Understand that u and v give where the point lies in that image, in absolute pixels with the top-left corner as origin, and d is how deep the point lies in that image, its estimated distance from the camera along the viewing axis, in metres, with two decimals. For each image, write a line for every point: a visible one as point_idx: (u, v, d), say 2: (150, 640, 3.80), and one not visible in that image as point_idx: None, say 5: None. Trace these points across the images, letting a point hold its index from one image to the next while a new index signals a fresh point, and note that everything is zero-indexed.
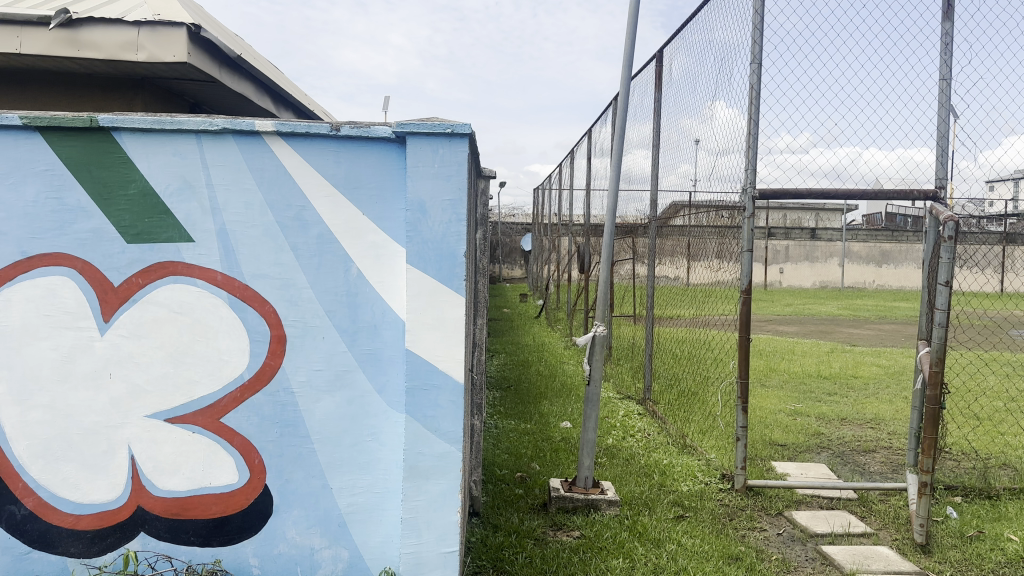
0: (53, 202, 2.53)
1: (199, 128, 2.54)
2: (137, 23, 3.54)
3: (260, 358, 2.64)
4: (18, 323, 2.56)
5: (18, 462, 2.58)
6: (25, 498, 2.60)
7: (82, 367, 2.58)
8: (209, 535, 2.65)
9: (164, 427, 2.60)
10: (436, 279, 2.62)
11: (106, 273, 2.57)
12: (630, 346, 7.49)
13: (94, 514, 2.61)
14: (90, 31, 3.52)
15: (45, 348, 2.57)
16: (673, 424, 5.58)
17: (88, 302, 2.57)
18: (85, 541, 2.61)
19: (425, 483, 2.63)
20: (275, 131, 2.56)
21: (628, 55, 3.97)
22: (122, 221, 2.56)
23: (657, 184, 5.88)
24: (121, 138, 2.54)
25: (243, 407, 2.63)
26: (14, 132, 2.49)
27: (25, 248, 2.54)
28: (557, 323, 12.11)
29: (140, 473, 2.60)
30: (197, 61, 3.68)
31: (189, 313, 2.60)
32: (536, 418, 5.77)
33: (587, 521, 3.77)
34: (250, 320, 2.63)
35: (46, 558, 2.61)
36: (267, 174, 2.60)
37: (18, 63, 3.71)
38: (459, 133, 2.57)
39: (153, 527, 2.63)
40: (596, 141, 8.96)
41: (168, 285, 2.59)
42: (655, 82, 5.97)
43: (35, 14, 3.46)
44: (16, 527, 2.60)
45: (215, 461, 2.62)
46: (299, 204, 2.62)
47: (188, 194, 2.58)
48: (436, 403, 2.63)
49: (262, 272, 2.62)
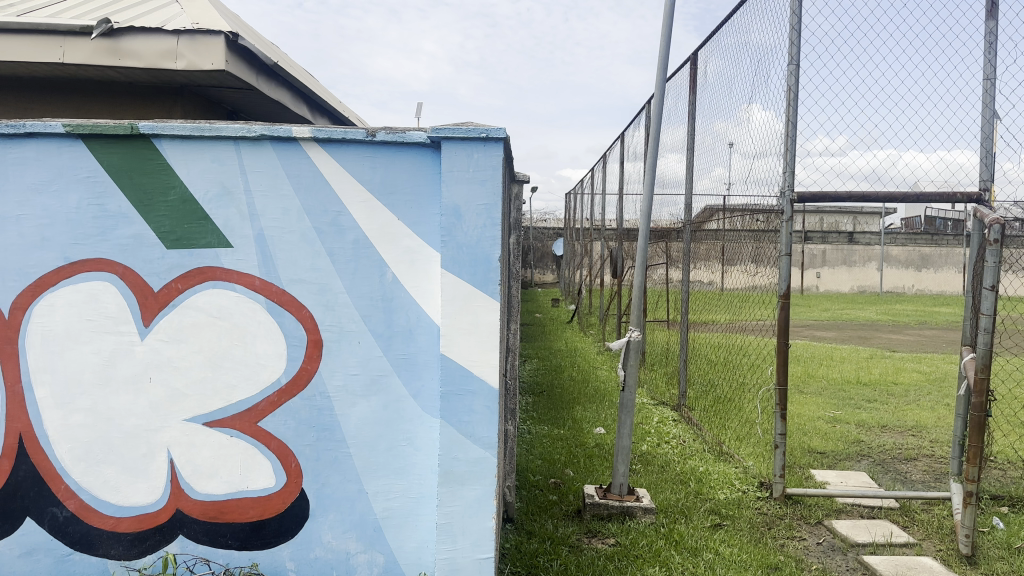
0: (95, 208, 2.58)
1: (238, 134, 2.56)
2: (176, 32, 3.59)
3: (296, 362, 2.65)
4: (61, 328, 2.60)
5: (60, 464, 2.62)
6: (67, 500, 2.64)
7: (122, 371, 2.61)
8: (246, 538, 2.66)
9: (202, 430, 2.62)
10: (471, 284, 2.61)
11: (146, 278, 2.60)
12: (664, 351, 7.42)
13: (133, 516, 2.64)
14: (130, 40, 3.58)
15: (87, 352, 2.61)
16: (709, 431, 5.50)
17: (129, 307, 2.60)
18: (125, 543, 2.64)
19: (460, 489, 2.62)
20: (312, 137, 2.58)
21: (662, 58, 3.94)
22: (162, 227, 2.60)
23: (692, 188, 5.82)
24: (161, 145, 2.57)
25: (280, 412, 2.65)
26: (58, 140, 2.54)
27: (68, 254, 2.59)
28: (589, 328, 12.04)
29: (179, 476, 2.63)
30: (235, 69, 3.73)
31: (228, 318, 2.63)
32: (569, 424, 5.73)
33: (622, 528, 3.73)
34: (287, 325, 2.64)
35: (87, 559, 2.65)
36: (304, 180, 2.61)
37: (61, 72, 3.78)
38: (494, 137, 2.56)
39: (191, 530, 2.65)
40: (630, 145, 8.91)
41: (206, 290, 2.62)
42: (689, 85, 5.92)
43: (77, 23, 3.54)
44: (58, 528, 2.64)
45: (252, 465, 2.64)
46: (335, 209, 2.63)
47: (226, 200, 2.61)
48: (470, 408, 2.62)
49: (298, 277, 2.64)
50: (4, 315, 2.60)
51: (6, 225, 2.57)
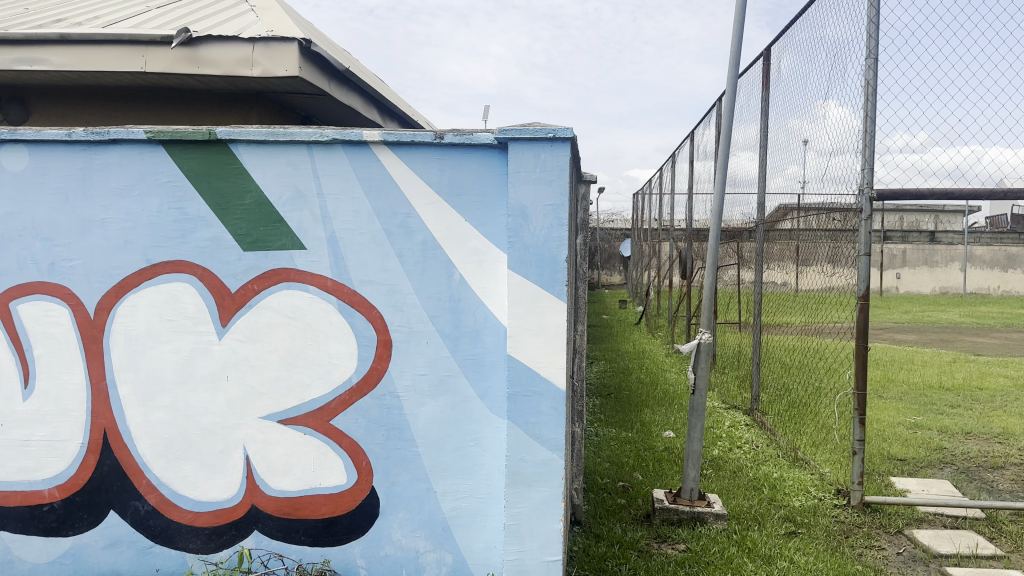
0: (175, 212, 2.67)
1: (310, 139, 2.61)
2: (252, 39, 3.69)
3: (366, 362, 2.69)
4: (143, 327, 2.71)
5: (142, 459, 2.72)
6: (149, 494, 2.73)
7: (201, 369, 2.70)
8: (318, 535, 2.71)
9: (277, 427, 2.69)
10: (538, 285, 2.58)
11: (223, 279, 2.68)
12: (736, 354, 7.26)
13: (211, 511, 2.72)
14: (208, 48, 3.70)
15: (167, 350, 2.70)
16: (782, 436, 5.35)
17: (207, 308, 2.69)
18: (203, 537, 2.73)
19: (528, 490, 2.61)
20: (382, 140, 2.61)
21: (734, 53, 3.84)
22: (238, 230, 2.67)
23: (764, 187, 5.67)
24: (238, 150, 2.65)
25: (351, 410, 2.69)
26: (140, 146, 2.64)
27: (150, 256, 2.69)
28: (657, 330, 11.89)
29: (255, 472, 2.70)
30: (307, 75, 3.81)
31: (301, 318, 2.68)
32: (638, 427, 5.66)
33: (693, 534, 3.65)
34: (357, 325, 2.68)
35: (167, 552, 2.74)
36: (374, 183, 2.65)
37: (143, 81, 3.94)
38: (561, 136, 2.54)
39: (266, 525, 2.72)
40: (699, 143, 8.75)
41: (280, 291, 2.68)
42: (762, 81, 5.77)
43: (158, 33, 3.68)
44: (140, 522, 2.74)
45: (324, 462, 2.69)
46: (404, 210, 2.65)
47: (300, 203, 2.67)
48: (537, 409, 2.60)
49: (368, 278, 2.67)
50: (90, 316, 2.71)
51: (91, 229, 2.69)
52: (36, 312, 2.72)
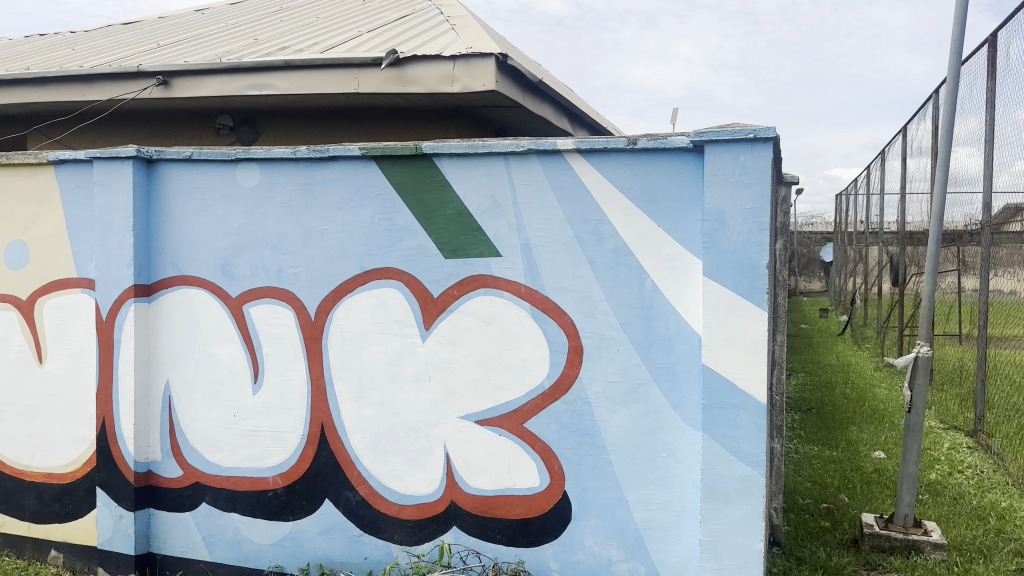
0: (384, 222, 2.86)
1: (507, 150, 2.70)
2: (453, 57, 3.87)
3: (559, 367, 2.72)
4: (356, 330, 2.91)
5: (353, 452, 2.93)
6: (359, 485, 2.92)
7: (406, 370, 2.86)
8: (514, 535, 2.77)
9: (474, 427, 2.79)
10: (736, 292, 2.48)
11: (426, 285, 2.83)
12: (957, 369, 6.56)
13: (414, 505, 2.86)
14: (413, 67, 3.93)
15: (376, 351, 2.89)
16: (1015, 462, 4.76)
17: (412, 312, 2.85)
18: (407, 529, 2.87)
19: (725, 506, 2.51)
20: (575, 148, 2.64)
21: (956, 39, 3.48)
22: (440, 238, 2.81)
23: (992, 184, 5.08)
24: (440, 163, 2.79)
25: (544, 414, 2.73)
26: (354, 162, 2.86)
27: (362, 263, 2.90)
28: (864, 341, 11.04)
29: (454, 470, 2.82)
30: (504, 88, 3.93)
31: (496, 322, 2.77)
32: (842, 445, 5.28)
33: (907, 564, 3.34)
34: (550, 330, 2.72)
35: (374, 542, 2.91)
36: (567, 191, 2.68)
37: (356, 101, 4.25)
38: (762, 137, 2.43)
39: (464, 522, 2.82)
40: (912, 139, 8.04)
41: (478, 297, 2.78)
42: (990, 67, 5.18)
43: (369, 56, 3.96)
44: (351, 511, 2.93)
45: (519, 464, 2.75)
46: (597, 217, 2.66)
47: (496, 212, 2.75)
48: (735, 423, 2.50)
49: (561, 285, 2.70)
50: (310, 318, 2.97)
51: (313, 239, 2.95)
52: (265, 314, 3.01)
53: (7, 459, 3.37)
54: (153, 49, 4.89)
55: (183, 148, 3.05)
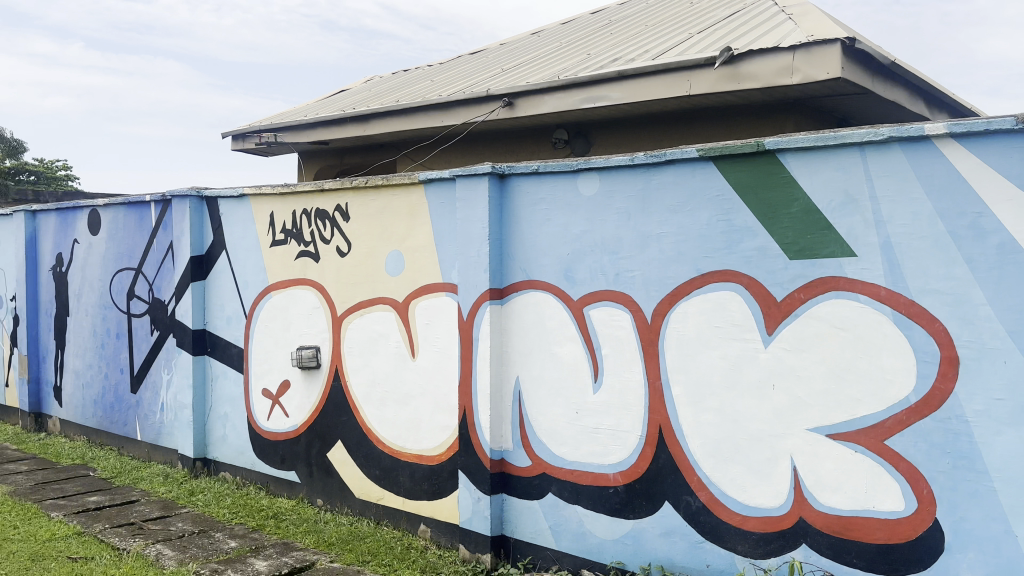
0: (723, 224, 2.80)
1: (863, 139, 2.49)
2: (793, 47, 3.68)
3: (928, 380, 2.41)
4: (694, 334, 2.89)
5: (693, 457, 2.90)
6: (699, 491, 2.89)
7: (747, 376, 2.77)
8: (873, 561, 2.51)
9: (825, 442, 2.60)
10: None
11: (770, 288, 2.71)
12: None
13: (760, 517, 2.74)
14: (749, 63, 3.80)
15: (715, 356, 2.84)
16: None
17: (754, 316, 2.74)
18: (751, 541, 2.76)
19: None
20: (949, 132, 2.36)
21: None
22: (785, 238, 2.67)
23: None
24: (786, 160, 2.68)
25: (909, 431, 2.44)
26: (693, 164, 2.87)
27: (699, 266, 2.86)
28: None
29: (802, 486, 2.65)
30: (850, 74, 3.63)
31: (850, 328, 2.55)
32: None
33: None
34: (916, 338, 2.43)
35: (717, 550, 2.83)
36: (937, 181, 2.39)
37: (687, 104, 4.24)
38: None
39: (815, 540, 2.63)
40: None
41: (829, 300, 2.59)
42: None
43: (703, 57, 3.92)
44: (692, 516, 2.90)
45: (879, 484, 2.49)
46: (976, 209, 2.33)
47: (850, 208, 2.55)
48: None
49: (930, 287, 2.40)
50: (648, 320, 3.01)
51: (650, 243, 2.99)
52: (605, 316, 3.12)
53: (386, 440, 3.87)
54: (497, 73, 5.35)
55: (531, 161, 3.31)
